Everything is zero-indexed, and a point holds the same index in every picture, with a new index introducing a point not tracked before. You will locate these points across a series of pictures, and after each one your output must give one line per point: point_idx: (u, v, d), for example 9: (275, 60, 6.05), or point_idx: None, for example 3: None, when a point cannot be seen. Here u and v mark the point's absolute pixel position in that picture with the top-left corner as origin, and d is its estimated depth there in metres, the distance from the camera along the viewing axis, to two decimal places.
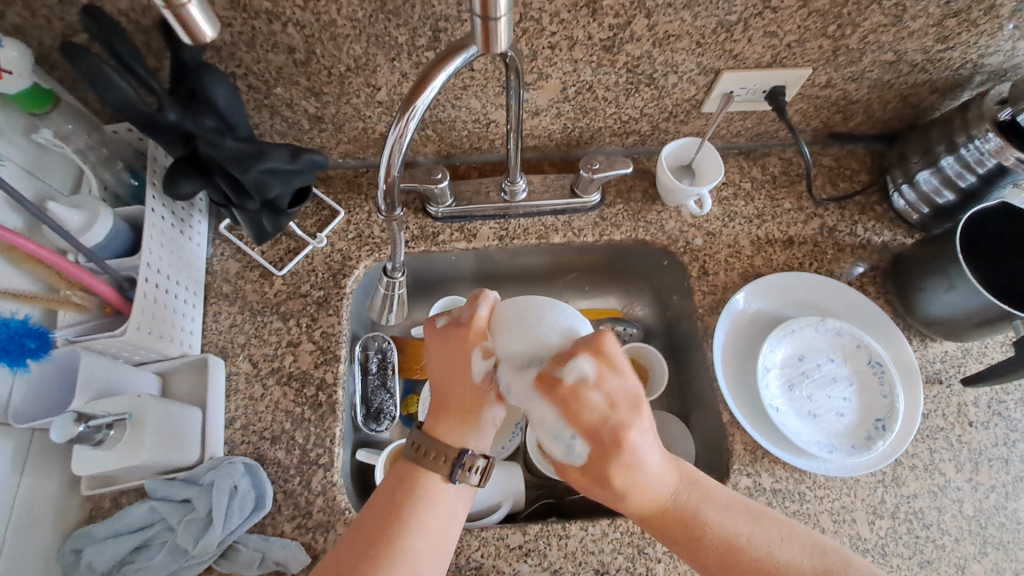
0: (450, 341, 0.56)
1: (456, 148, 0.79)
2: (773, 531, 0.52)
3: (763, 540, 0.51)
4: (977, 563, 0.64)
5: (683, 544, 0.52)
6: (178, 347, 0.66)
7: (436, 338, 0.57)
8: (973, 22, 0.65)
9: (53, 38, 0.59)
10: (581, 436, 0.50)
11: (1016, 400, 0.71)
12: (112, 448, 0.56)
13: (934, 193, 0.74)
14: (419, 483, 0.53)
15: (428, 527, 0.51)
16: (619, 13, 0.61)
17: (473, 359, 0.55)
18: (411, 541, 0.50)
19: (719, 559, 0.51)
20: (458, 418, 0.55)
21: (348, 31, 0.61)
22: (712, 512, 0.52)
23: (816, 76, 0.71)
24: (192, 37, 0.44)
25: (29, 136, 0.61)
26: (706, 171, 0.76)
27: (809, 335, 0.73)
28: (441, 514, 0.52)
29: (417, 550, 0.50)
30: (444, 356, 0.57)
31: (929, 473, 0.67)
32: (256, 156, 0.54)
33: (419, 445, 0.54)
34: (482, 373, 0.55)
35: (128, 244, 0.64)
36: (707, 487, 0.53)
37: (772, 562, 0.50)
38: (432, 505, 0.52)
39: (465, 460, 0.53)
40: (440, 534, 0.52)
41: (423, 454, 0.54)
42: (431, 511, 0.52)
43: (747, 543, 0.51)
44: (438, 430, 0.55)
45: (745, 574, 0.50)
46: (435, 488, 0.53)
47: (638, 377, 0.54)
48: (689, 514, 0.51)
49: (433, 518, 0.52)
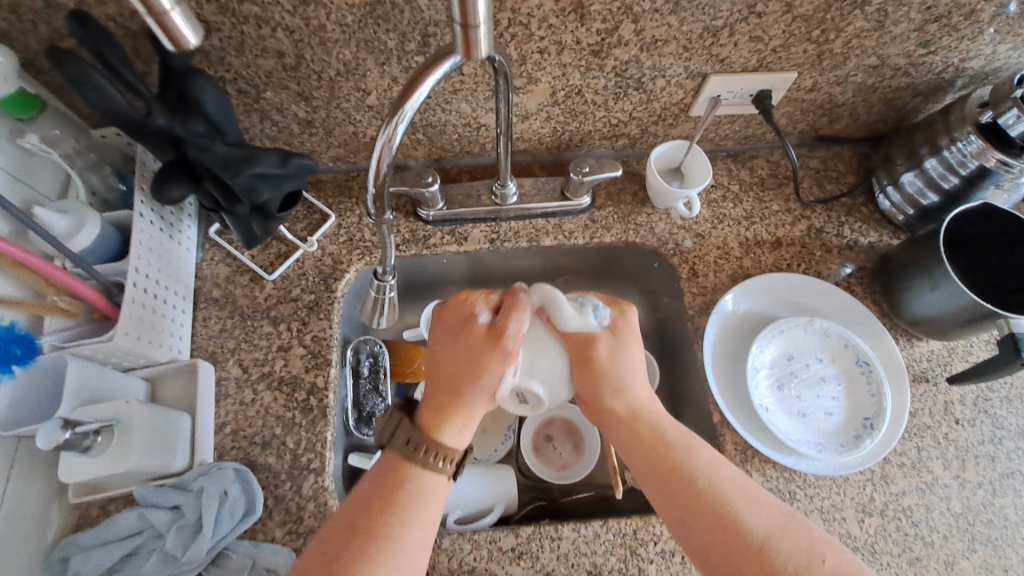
0: (477, 345, 0.57)
1: (446, 151, 0.80)
2: (751, 493, 0.52)
3: (734, 494, 0.52)
4: (965, 560, 0.64)
5: (664, 492, 0.53)
6: (166, 352, 0.66)
7: (478, 348, 0.57)
8: (953, 26, 0.66)
9: (39, 43, 0.59)
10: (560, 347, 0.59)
11: (1001, 397, 0.72)
12: (98, 455, 0.56)
13: (919, 195, 0.75)
14: (416, 480, 0.53)
15: (424, 516, 0.52)
16: (606, 18, 0.61)
17: (506, 377, 0.56)
18: (408, 532, 0.50)
19: (683, 497, 0.52)
20: (464, 418, 0.57)
21: (337, 36, 0.61)
22: (696, 457, 0.54)
23: (801, 80, 0.72)
24: (175, 44, 0.45)
25: (15, 141, 0.61)
26: (694, 174, 0.77)
27: (797, 335, 0.73)
28: (436, 506, 0.53)
29: (415, 544, 0.50)
30: (468, 354, 0.57)
31: (916, 471, 0.68)
32: (245, 160, 0.54)
33: (411, 438, 0.54)
34: (507, 388, 0.57)
35: (115, 249, 0.63)
36: (685, 434, 0.57)
37: (739, 515, 0.50)
38: (425, 498, 0.53)
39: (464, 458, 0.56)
40: (433, 529, 0.53)
41: (417, 451, 0.54)
42: (427, 507, 0.52)
43: (721, 491, 0.52)
44: (440, 428, 0.55)
45: (704, 521, 0.51)
46: (432, 484, 0.54)
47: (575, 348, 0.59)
48: (672, 443, 0.55)
49: (430, 515, 0.52)
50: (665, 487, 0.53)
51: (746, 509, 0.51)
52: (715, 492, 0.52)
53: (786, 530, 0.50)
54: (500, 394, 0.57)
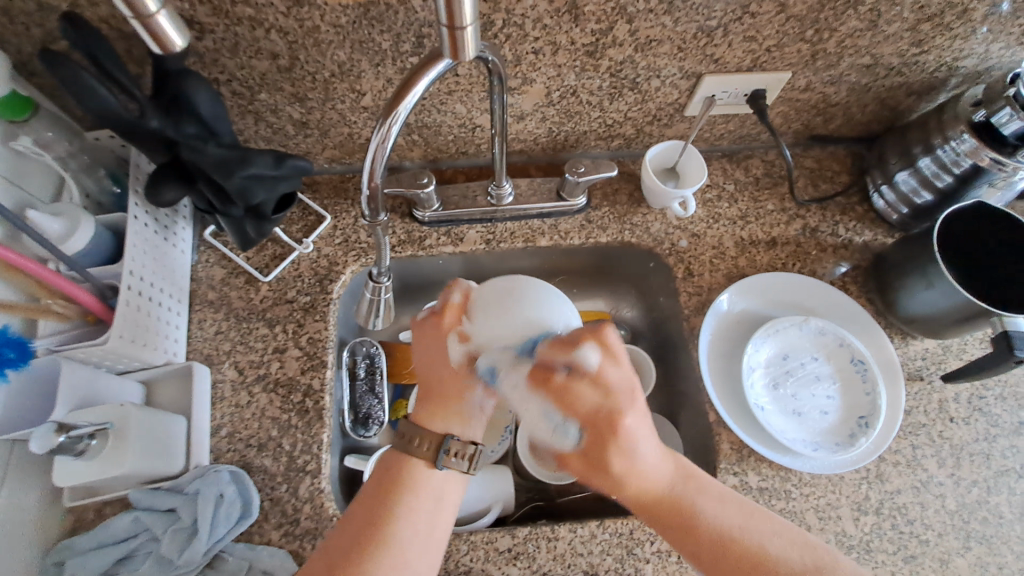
0: (427, 328, 0.59)
1: (442, 152, 0.80)
2: (773, 531, 0.53)
3: (756, 535, 0.53)
4: (960, 558, 0.64)
5: (687, 542, 0.53)
6: (161, 355, 0.65)
7: (425, 331, 0.60)
8: (946, 26, 0.66)
9: (32, 45, 0.58)
10: (576, 422, 0.54)
11: (995, 395, 0.72)
12: (94, 458, 0.55)
13: (913, 194, 0.75)
14: (407, 472, 0.54)
15: (419, 511, 0.53)
16: (601, 18, 0.61)
17: (449, 344, 0.58)
18: (402, 527, 0.51)
19: (707, 547, 0.52)
20: (439, 400, 0.58)
21: (331, 38, 0.61)
22: (706, 504, 0.54)
23: (795, 80, 0.72)
24: (163, 48, 0.48)
25: (7, 143, 0.61)
26: (689, 175, 0.77)
27: (792, 334, 0.74)
28: (430, 499, 0.54)
29: (407, 537, 0.51)
30: (424, 343, 0.60)
31: (911, 469, 0.68)
32: (240, 161, 0.54)
33: (405, 433, 0.56)
34: (458, 355, 0.57)
35: (110, 251, 0.63)
36: (699, 483, 0.55)
37: (766, 556, 0.51)
38: (419, 492, 0.53)
39: (448, 445, 0.54)
40: (431, 520, 0.53)
41: (408, 442, 0.55)
42: (418, 498, 0.53)
43: (743, 534, 0.52)
44: (423, 418, 0.57)
45: (730, 571, 0.51)
46: (420, 473, 0.54)
47: (588, 420, 0.54)
48: (678, 499, 0.54)
49: (425, 506, 0.53)
50: (685, 536, 0.53)
51: (768, 553, 0.52)
52: (739, 536, 0.52)
53: (812, 569, 0.51)
54: (455, 363, 0.58)
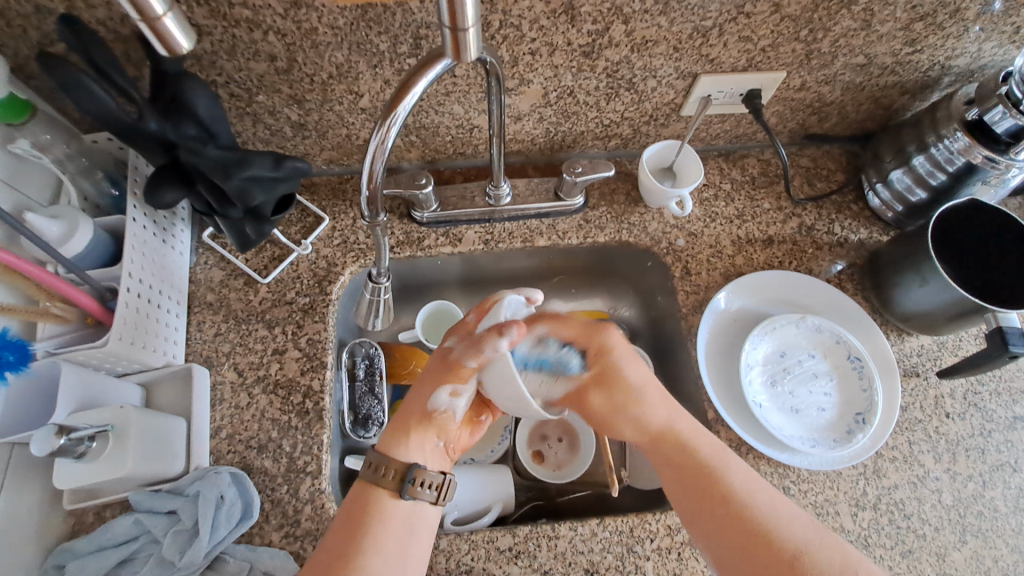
0: (438, 369, 0.59)
1: (439, 153, 0.80)
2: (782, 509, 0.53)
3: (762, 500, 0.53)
4: (957, 552, 0.65)
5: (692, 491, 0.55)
6: (160, 357, 0.65)
7: (438, 360, 0.59)
8: (939, 25, 0.67)
9: (29, 47, 0.58)
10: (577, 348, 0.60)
11: (990, 390, 0.73)
12: (94, 460, 0.55)
13: (908, 192, 0.76)
14: (374, 504, 0.53)
15: (388, 543, 0.51)
16: (597, 19, 0.62)
17: (440, 392, 0.58)
18: (372, 559, 0.50)
19: (713, 493, 0.54)
20: (405, 432, 0.58)
21: (329, 39, 0.61)
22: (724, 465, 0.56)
23: (790, 80, 0.73)
24: (168, 48, 0.47)
25: (5, 146, 0.61)
26: (685, 174, 0.77)
27: (790, 332, 0.74)
28: (398, 530, 0.52)
29: (375, 568, 0.50)
30: (431, 376, 0.59)
31: (908, 465, 0.69)
32: (238, 164, 0.54)
33: (372, 461, 0.54)
34: (442, 404, 0.58)
35: (108, 254, 0.63)
36: (715, 446, 0.57)
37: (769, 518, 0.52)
38: (387, 522, 0.52)
39: (412, 474, 0.54)
40: (400, 552, 0.52)
41: (378, 472, 0.54)
42: (386, 529, 0.52)
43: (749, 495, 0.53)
44: (387, 440, 0.58)
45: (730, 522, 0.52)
46: (387, 505, 0.53)
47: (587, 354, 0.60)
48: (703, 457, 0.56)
49: (394, 538, 0.52)
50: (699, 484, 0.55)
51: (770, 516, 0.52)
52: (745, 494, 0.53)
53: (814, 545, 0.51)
54: (438, 407, 0.58)
